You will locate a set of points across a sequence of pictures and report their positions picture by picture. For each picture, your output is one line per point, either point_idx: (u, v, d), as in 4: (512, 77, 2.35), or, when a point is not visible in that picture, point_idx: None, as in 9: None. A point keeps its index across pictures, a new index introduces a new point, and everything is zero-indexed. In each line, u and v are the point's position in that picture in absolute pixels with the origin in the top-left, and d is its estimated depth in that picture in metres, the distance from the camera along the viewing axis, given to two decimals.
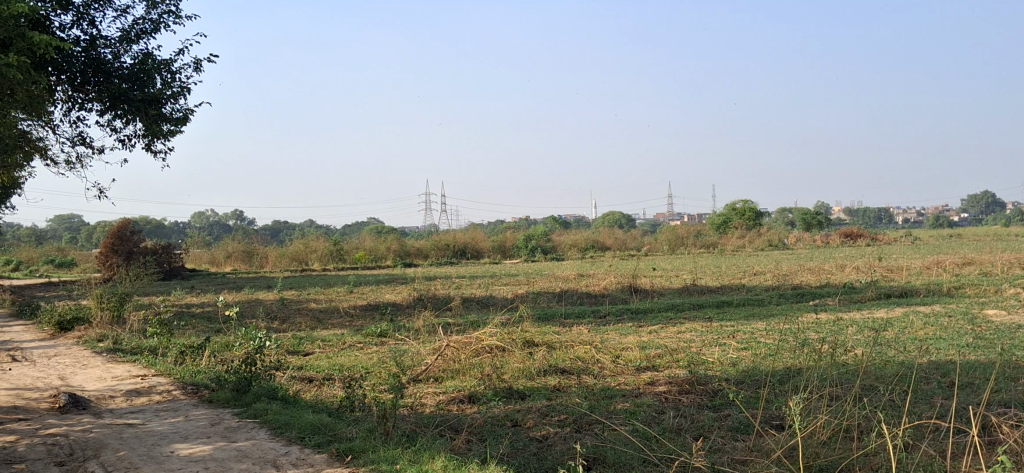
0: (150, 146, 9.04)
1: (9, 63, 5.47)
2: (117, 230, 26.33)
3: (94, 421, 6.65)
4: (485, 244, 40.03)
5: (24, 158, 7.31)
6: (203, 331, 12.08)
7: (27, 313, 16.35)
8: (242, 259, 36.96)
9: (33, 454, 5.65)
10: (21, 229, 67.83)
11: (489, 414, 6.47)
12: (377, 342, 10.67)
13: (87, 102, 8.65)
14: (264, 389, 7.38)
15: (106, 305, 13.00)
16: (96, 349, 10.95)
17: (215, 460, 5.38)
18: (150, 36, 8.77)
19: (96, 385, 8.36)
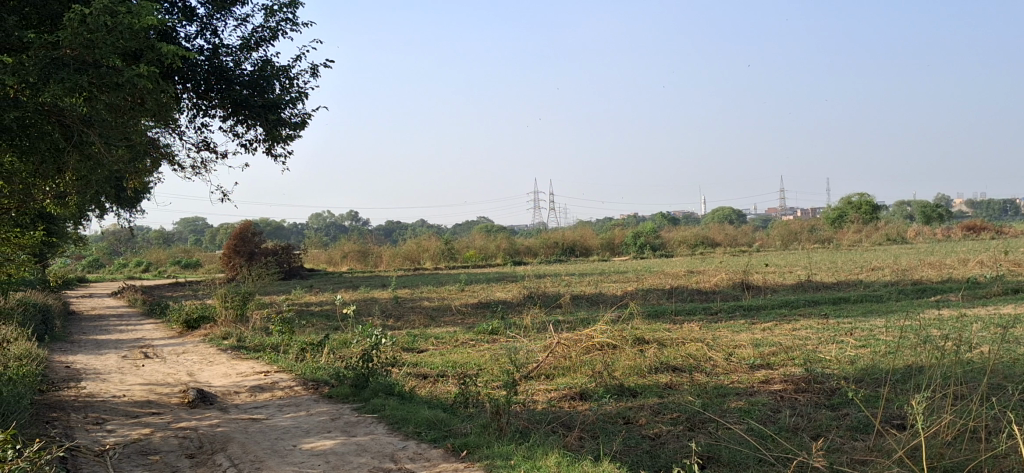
0: (270, 151, 9.27)
1: (139, 74, 5.72)
2: (240, 231, 27.31)
3: (221, 416, 6.92)
4: (594, 241, 39.95)
5: (153, 165, 7.59)
6: (322, 328, 12.44)
7: (157, 312, 17.13)
8: (357, 259, 37.83)
9: (166, 446, 5.92)
10: (150, 232, 71.02)
11: (601, 411, 6.45)
12: (488, 339, 10.78)
13: (210, 109, 8.92)
14: (381, 384, 7.54)
15: (231, 303, 13.51)
16: (221, 346, 11.38)
17: (336, 455, 5.53)
18: (268, 44, 8.99)
19: (222, 381, 8.70)
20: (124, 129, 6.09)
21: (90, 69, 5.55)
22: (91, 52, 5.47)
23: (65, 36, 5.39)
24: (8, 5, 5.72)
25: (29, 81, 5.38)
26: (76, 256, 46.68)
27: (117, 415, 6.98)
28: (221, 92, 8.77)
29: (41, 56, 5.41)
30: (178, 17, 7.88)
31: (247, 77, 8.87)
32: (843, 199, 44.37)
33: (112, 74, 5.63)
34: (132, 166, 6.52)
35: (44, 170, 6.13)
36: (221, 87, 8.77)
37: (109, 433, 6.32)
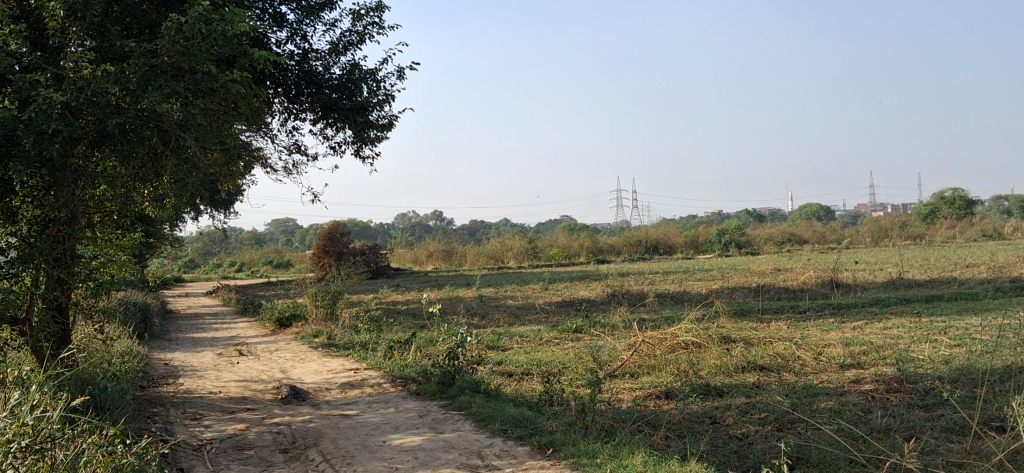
0: (358, 152, 9.40)
1: (232, 79, 5.90)
2: (327, 232, 27.86)
3: (313, 412, 7.08)
4: (678, 239, 39.53)
5: (246, 168, 7.81)
6: (408, 327, 12.60)
7: (250, 311, 17.58)
8: (442, 259, 38.20)
9: (261, 442, 6.08)
10: (242, 233, 72.92)
11: (687, 410, 6.40)
12: (573, 337, 10.79)
13: (300, 112, 9.00)
14: (467, 382, 7.61)
15: (321, 302, 13.78)
16: (312, 344, 11.61)
17: (424, 451, 5.61)
18: (356, 48, 9.12)
19: (314, 378, 8.89)
20: (218, 134, 6.29)
21: (186, 76, 5.76)
22: (187, 59, 5.66)
23: (163, 44, 5.61)
24: (110, 16, 5.95)
25: (130, 89, 5.62)
26: (173, 257, 48.19)
27: (214, 411, 7.19)
28: (310, 97, 8.80)
29: (141, 65, 5.64)
30: (271, 24, 8.03)
31: (336, 80, 8.94)
32: (936, 193, 43.07)
33: (207, 80, 5.83)
34: (226, 169, 6.73)
35: (144, 175, 6.40)
36: (311, 91, 8.83)
37: (207, 428, 6.52)
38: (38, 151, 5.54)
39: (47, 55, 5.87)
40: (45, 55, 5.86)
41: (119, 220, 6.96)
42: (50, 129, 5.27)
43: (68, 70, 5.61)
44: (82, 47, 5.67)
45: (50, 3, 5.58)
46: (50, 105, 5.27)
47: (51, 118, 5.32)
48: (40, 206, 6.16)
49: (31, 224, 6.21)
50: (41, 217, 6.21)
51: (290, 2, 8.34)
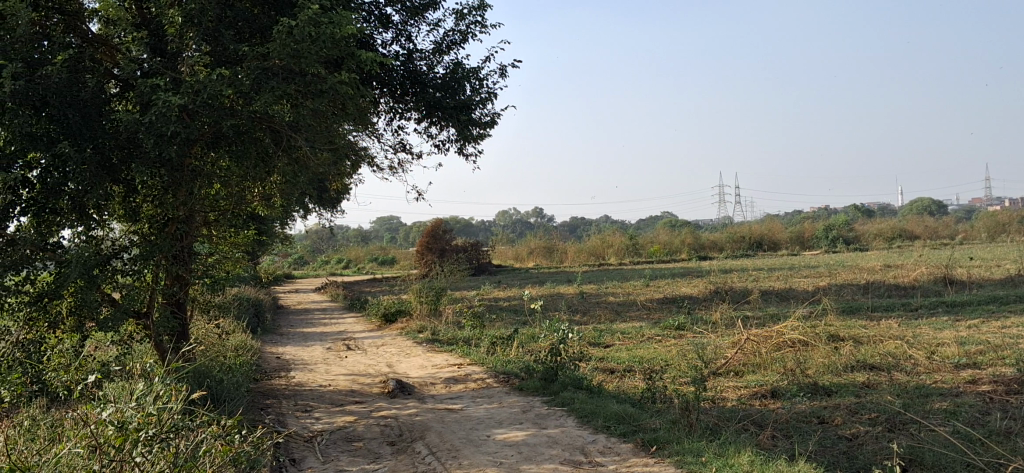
0: (462, 150, 9.48)
1: (341, 80, 6.03)
2: (430, 229, 28.35)
3: (418, 406, 7.20)
4: (782, 235, 38.72)
5: (353, 167, 7.97)
6: (511, 323, 12.69)
7: (357, 307, 17.98)
8: (542, 255, 38.33)
9: (369, 434, 6.21)
10: (349, 231, 74.65)
11: (793, 410, 6.27)
12: (675, 334, 10.69)
13: (405, 111, 9.10)
14: (570, 378, 7.61)
15: (425, 299, 13.99)
16: (417, 339, 11.81)
17: (528, 446, 5.64)
18: (459, 47, 9.20)
19: (419, 372, 9.04)
20: (327, 134, 6.46)
21: (297, 78, 5.93)
22: (297, 61, 5.82)
23: (274, 48, 5.77)
24: (223, 21, 6.14)
25: (243, 91, 5.81)
26: (284, 254, 49.81)
27: (324, 403, 7.39)
28: (415, 96, 8.87)
29: (254, 68, 5.83)
30: (376, 25, 8.16)
31: (440, 79, 8.98)
32: None
33: (317, 82, 5.97)
34: (334, 169, 6.90)
35: (256, 174, 6.61)
36: (415, 90, 8.89)
37: (318, 420, 6.70)
38: (158, 152, 5.79)
39: (166, 60, 6.12)
40: (164, 59, 6.11)
41: (233, 219, 7.22)
42: (169, 131, 5.49)
43: (185, 74, 5.84)
44: (198, 51, 5.88)
45: (168, 10, 5.82)
46: (169, 108, 5.50)
47: (170, 121, 5.55)
48: (160, 205, 6.44)
49: (151, 222, 6.50)
50: (161, 216, 6.49)
51: (395, 3, 8.49)
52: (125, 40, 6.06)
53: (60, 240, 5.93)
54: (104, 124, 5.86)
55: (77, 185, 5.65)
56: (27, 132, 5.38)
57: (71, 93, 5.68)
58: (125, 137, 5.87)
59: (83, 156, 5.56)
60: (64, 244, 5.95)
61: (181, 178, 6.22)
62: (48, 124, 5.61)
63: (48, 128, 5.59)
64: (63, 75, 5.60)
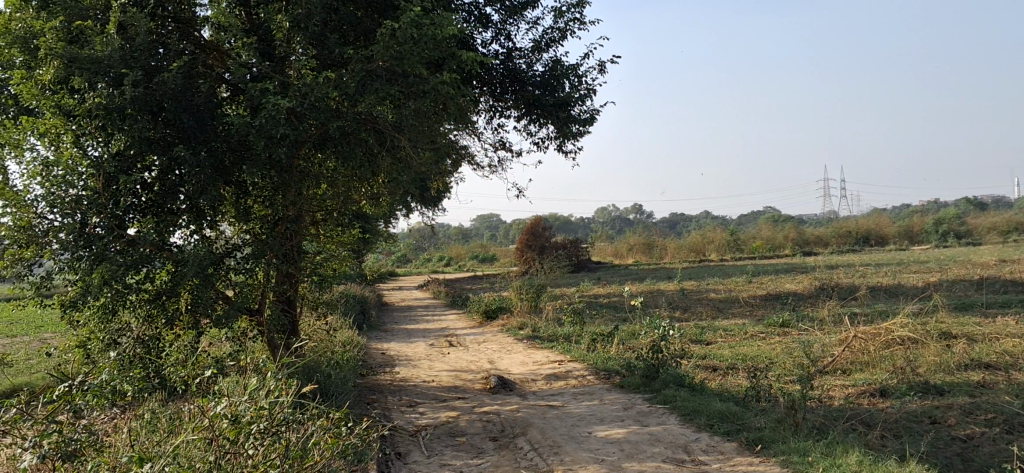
0: (561, 148, 9.47)
1: (442, 80, 6.10)
2: (529, 227, 28.49)
3: (520, 402, 7.25)
4: (890, 230, 37.54)
5: (454, 165, 8.06)
6: (611, 319, 12.65)
7: (458, 304, 18.19)
8: (642, 251, 38.07)
9: (472, 429, 6.29)
10: (449, 229, 75.57)
11: (904, 409, 6.08)
12: (779, 331, 10.49)
13: (505, 110, 9.13)
14: (672, 375, 7.55)
15: (525, 295, 14.06)
16: (518, 336, 11.88)
17: (630, 443, 5.62)
18: (558, 45, 9.20)
19: (520, 369, 9.10)
20: (429, 134, 6.56)
21: (400, 79, 6.02)
22: (400, 63, 5.91)
23: (377, 50, 5.89)
24: (329, 25, 6.29)
25: (348, 92, 5.95)
26: (388, 253, 50.78)
27: (428, 399, 7.51)
28: (515, 94, 8.88)
29: (359, 70, 5.96)
30: (476, 25, 8.20)
31: (539, 77, 8.97)
32: None
33: (419, 83, 6.05)
34: (436, 168, 6.99)
35: (361, 173, 6.74)
36: (515, 88, 8.91)
37: (422, 415, 6.81)
38: (268, 153, 5.96)
39: (274, 64, 6.30)
40: (273, 63, 6.30)
41: (339, 218, 7.39)
42: (279, 133, 5.65)
43: (292, 77, 6.01)
44: (304, 55, 6.04)
45: (276, 16, 5.99)
46: (278, 111, 5.65)
47: (279, 123, 5.70)
48: (270, 205, 6.65)
49: (262, 222, 6.71)
50: (271, 216, 6.70)
51: (494, 3, 8.55)
52: (236, 45, 6.28)
53: (176, 240, 6.16)
54: (217, 128, 6.08)
55: (192, 187, 5.87)
56: (145, 136, 5.61)
57: (186, 98, 5.91)
58: (236, 139, 6.08)
59: (197, 159, 5.77)
60: (179, 244, 6.17)
61: (289, 178, 6.41)
62: (165, 129, 5.84)
63: (165, 133, 5.82)
64: (178, 80, 5.82)
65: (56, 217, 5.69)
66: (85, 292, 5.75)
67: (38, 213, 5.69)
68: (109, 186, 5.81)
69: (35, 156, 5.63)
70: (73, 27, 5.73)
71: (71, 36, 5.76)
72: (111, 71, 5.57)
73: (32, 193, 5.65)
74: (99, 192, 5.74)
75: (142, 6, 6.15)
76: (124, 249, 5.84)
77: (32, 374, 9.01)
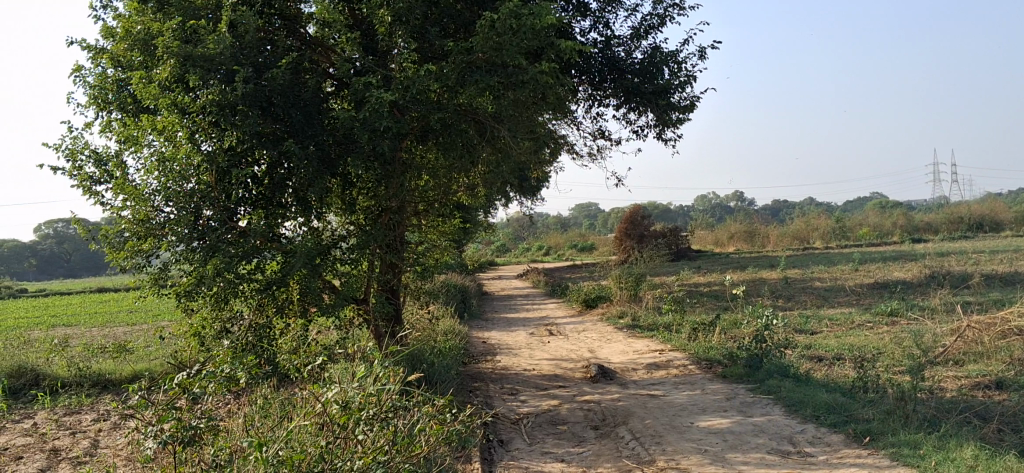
0: (661, 135, 9.36)
1: (542, 70, 6.11)
2: (629, 215, 28.37)
3: (621, 391, 7.23)
4: (1006, 215, 36.03)
5: (553, 155, 8.07)
6: (713, 308, 12.50)
7: (558, 292, 18.24)
8: (744, 239, 37.51)
9: (573, 418, 6.31)
10: (548, 219, 75.76)
11: (1022, 402, 5.85)
12: (888, 321, 10.19)
13: (604, 98, 9.08)
14: (777, 365, 7.42)
15: (625, 284, 14.00)
16: (618, 325, 11.84)
17: (734, 434, 5.56)
18: (657, 31, 9.10)
19: (620, 358, 9.06)
20: (528, 124, 6.59)
21: (500, 70, 6.06)
22: (500, 54, 5.94)
23: (477, 41, 5.94)
24: (429, 18, 6.36)
25: (448, 84, 6.03)
26: (487, 242, 51.13)
27: (529, 387, 7.56)
28: (614, 82, 8.81)
29: (459, 62, 6.03)
30: (574, 14, 8.16)
31: (639, 64, 8.88)
32: None
33: (519, 73, 6.08)
34: (536, 157, 7.01)
35: (462, 164, 6.81)
36: (614, 77, 8.85)
37: (524, 403, 6.86)
38: (372, 146, 6.08)
39: (377, 58, 6.41)
40: (375, 58, 6.41)
41: (441, 209, 7.50)
42: (381, 126, 5.75)
43: (394, 71, 6.11)
44: (406, 48, 6.13)
45: (378, 10, 6.08)
46: (382, 104, 5.76)
47: (383, 116, 5.81)
48: (374, 197, 6.79)
49: (366, 213, 6.87)
50: (375, 207, 6.84)
51: None
52: (340, 41, 6.41)
53: (285, 232, 6.35)
54: (323, 122, 6.24)
55: (300, 180, 6.04)
56: (255, 131, 5.79)
57: (293, 93, 6.09)
58: (341, 133, 6.23)
59: (304, 153, 5.93)
60: (288, 236, 6.35)
61: (393, 170, 6.55)
62: (274, 124, 6.03)
63: (274, 127, 6.00)
64: (286, 76, 6.00)
65: (172, 210, 5.92)
66: (200, 282, 5.98)
67: (155, 206, 5.93)
68: (222, 180, 6.01)
69: (152, 151, 5.87)
70: (187, 27, 5.94)
71: (185, 35, 5.97)
72: (222, 69, 5.78)
73: (150, 187, 5.88)
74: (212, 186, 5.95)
75: (251, 6, 6.34)
76: (235, 240, 6.04)
77: (151, 360, 9.40)
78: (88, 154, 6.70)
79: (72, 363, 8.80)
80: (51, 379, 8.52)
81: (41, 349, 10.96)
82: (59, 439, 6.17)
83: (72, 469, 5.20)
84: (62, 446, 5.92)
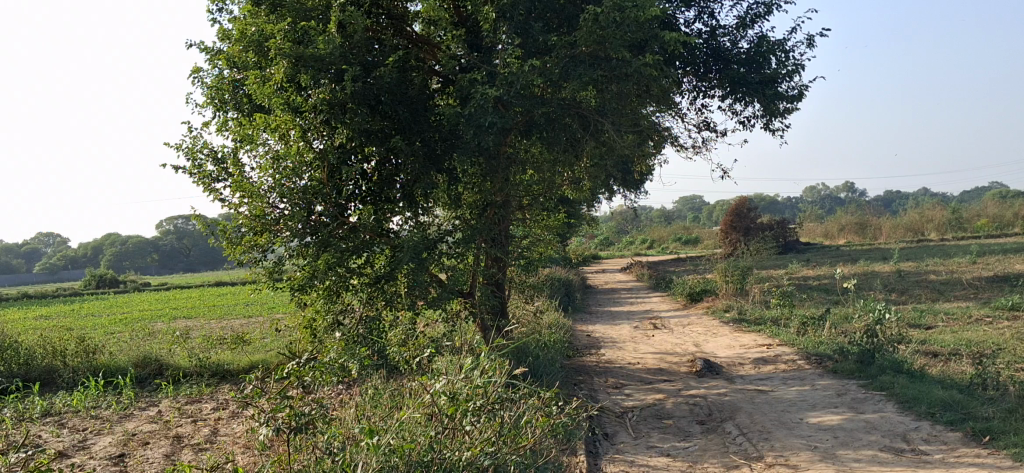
0: (768, 126, 9.16)
1: (645, 62, 6.05)
2: (734, 208, 27.94)
3: (728, 386, 7.14)
4: None
5: (657, 147, 7.99)
6: (823, 302, 12.20)
7: (662, 286, 18.08)
8: (854, 231, 36.50)
9: (679, 412, 6.25)
10: (652, 212, 75.20)
11: None
12: (1010, 315, 9.78)
13: (709, 89, 8.93)
14: (890, 360, 7.20)
15: (731, 277, 13.80)
16: (724, 319, 11.68)
17: (844, 431, 5.43)
18: (763, 20, 8.91)
19: (726, 352, 8.94)
20: (632, 117, 6.56)
21: (604, 63, 6.04)
22: (604, 47, 5.93)
23: (581, 35, 5.94)
24: (533, 13, 6.37)
25: (552, 79, 6.07)
26: (590, 236, 50.94)
27: (634, 380, 7.53)
28: (719, 73, 8.67)
29: (563, 56, 6.05)
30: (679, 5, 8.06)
31: (745, 54, 8.71)
32: None
33: (623, 66, 6.04)
34: (640, 151, 6.97)
35: (566, 158, 6.83)
36: (719, 67, 8.71)
37: (628, 396, 6.84)
38: (477, 141, 6.13)
39: (482, 54, 6.46)
40: (481, 54, 6.47)
41: (545, 203, 7.54)
42: (487, 122, 5.83)
43: (499, 66, 6.15)
44: (510, 44, 6.16)
45: (483, 7, 6.12)
46: (487, 100, 5.82)
47: (488, 111, 5.87)
48: (479, 191, 6.90)
49: (472, 208, 6.90)
50: (480, 202, 6.90)
51: None
52: (445, 38, 6.49)
53: (393, 226, 6.47)
54: (430, 118, 6.35)
55: (408, 176, 6.18)
56: (364, 128, 5.92)
57: (401, 91, 6.20)
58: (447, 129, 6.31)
59: (412, 149, 6.04)
60: (396, 230, 6.49)
61: (497, 165, 6.65)
62: (382, 121, 6.15)
63: (382, 124, 6.13)
64: (394, 74, 6.11)
65: (286, 206, 6.07)
66: (313, 276, 6.14)
67: (271, 202, 6.08)
68: (333, 177, 6.16)
69: (267, 149, 6.03)
70: (299, 27, 6.09)
71: (297, 36, 6.11)
72: (332, 68, 5.91)
73: (265, 184, 6.04)
74: (324, 183, 6.10)
75: (360, 6, 6.48)
76: (347, 235, 6.26)
77: (267, 352, 9.72)
78: (206, 153, 6.96)
79: (193, 354, 9.17)
80: (174, 369, 8.90)
81: (165, 340, 11.45)
82: (183, 426, 6.45)
83: (195, 455, 5.43)
84: (185, 433, 6.18)
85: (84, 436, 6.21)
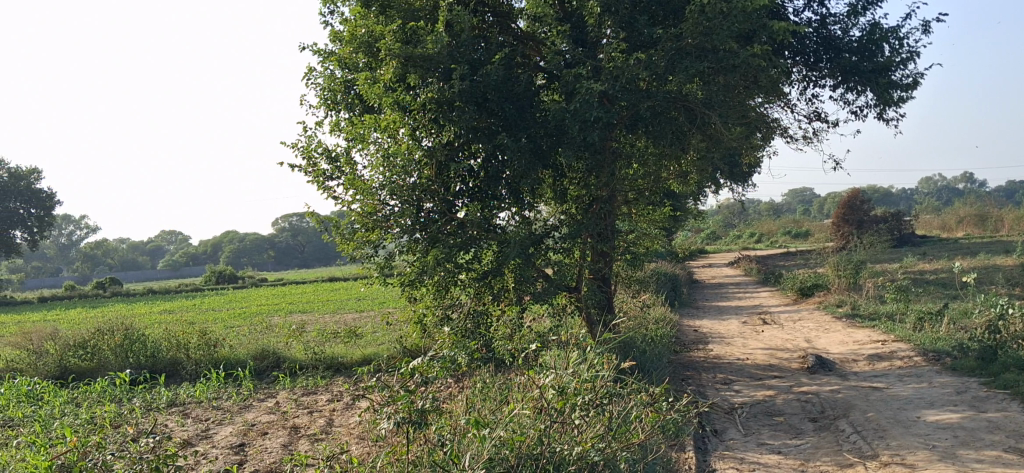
0: (882, 115, 8.88)
1: (753, 53, 5.95)
2: (846, 200, 27.22)
3: (841, 382, 6.95)
4: None
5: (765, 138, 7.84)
6: (941, 297, 11.76)
7: (772, 280, 17.72)
8: (975, 224, 35.04)
9: (789, 409, 6.14)
10: (759, 204, 73.71)
11: None
12: None
13: (819, 79, 8.69)
14: (1013, 357, 6.90)
15: (843, 271, 13.44)
16: (837, 314, 11.39)
17: (966, 430, 5.23)
18: (876, 7, 8.64)
19: (839, 348, 8.72)
20: (739, 109, 6.46)
21: (710, 55, 5.97)
22: (710, 39, 5.86)
23: (686, 28, 5.88)
24: (639, 7, 6.34)
25: (658, 72, 6.03)
26: (697, 231, 50.30)
27: (743, 377, 7.42)
28: (830, 62, 8.43)
29: (669, 49, 6.01)
30: None
31: (857, 43, 8.46)
32: None
33: (729, 57, 5.96)
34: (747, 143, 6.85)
35: (671, 151, 6.77)
36: (830, 56, 8.48)
37: (738, 392, 6.74)
38: (583, 136, 6.14)
39: (587, 49, 6.48)
40: (586, 49, 6.48)
41: (651, 197, 7.49)
42: (593, 116, 5.84)
43: (604, 61, 6.15)
44: (615, 38, 6.16)
45: (588, 2, 6.13)
46: (592, 95, 5.84)
47: (594, 106, 5.88)
48: (585, 186, 6.89)
49: (578, 203, 6.91)
50: (586, 196, 6.90)
51: None
52: (550, 34, 6.52)
53: (500, 222, 6.54)
54: (535, 114, 6.42)
55: (514, 172, 6.26)
56: (471, 124, 6.01)
57: (507, 88, 6.27)
58: (552, 125, 6.34)
59: (518, 144, 6.10)
60: (502, 225, 6.55)
61: (603, 160, 6.67)
62: (488, 118, 6.25)
63: (489, 121, 6.25)
64: (500, 71, 6.18)
65: (397, 203, 6.19)
66: (422, 271, 6.29)
67: (381, 199, 6.19)
68: (441, 174, 6.29)
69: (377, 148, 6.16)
70: (408, 28, 6.22)
71: (406, 36, 6.24)
72: (441, 67, 6.01)
73: (376, 182, 6.14)
74: (432, 180, 6.20)
75: (467, 5, 6.57)
76: (454, 231, 6.37)
77: (378, 345, 9.93)
78: (320, 151, 7.16)
79: (308, 347, 9.43)
80: (290, 361, 9.16)
81: (280, 333, 11.86)
82: (299, 416, 6.65)
83: (310, 445, 5.60)
84: (301, 423, 6.37)
85: (207, 425, 6.47)
